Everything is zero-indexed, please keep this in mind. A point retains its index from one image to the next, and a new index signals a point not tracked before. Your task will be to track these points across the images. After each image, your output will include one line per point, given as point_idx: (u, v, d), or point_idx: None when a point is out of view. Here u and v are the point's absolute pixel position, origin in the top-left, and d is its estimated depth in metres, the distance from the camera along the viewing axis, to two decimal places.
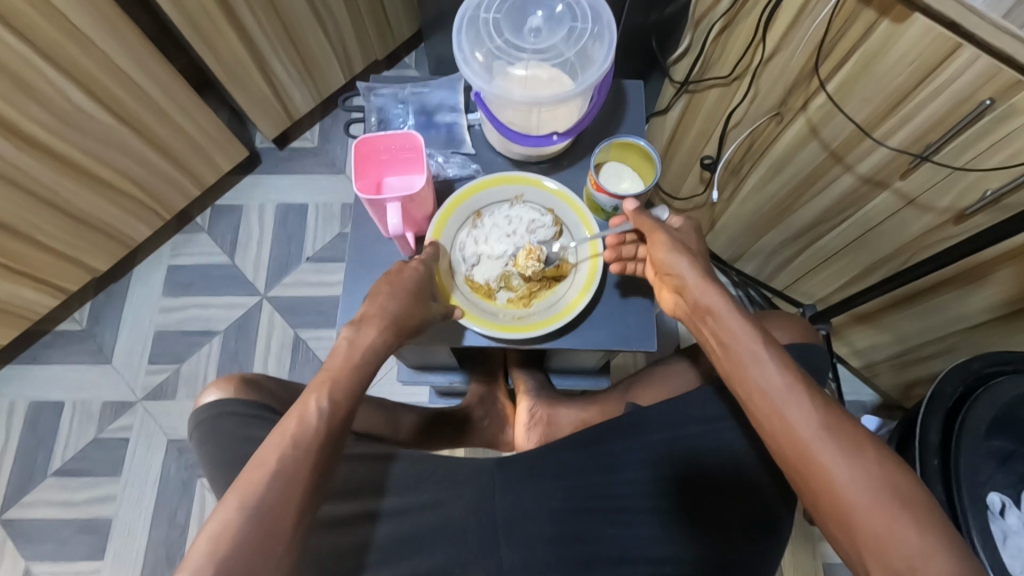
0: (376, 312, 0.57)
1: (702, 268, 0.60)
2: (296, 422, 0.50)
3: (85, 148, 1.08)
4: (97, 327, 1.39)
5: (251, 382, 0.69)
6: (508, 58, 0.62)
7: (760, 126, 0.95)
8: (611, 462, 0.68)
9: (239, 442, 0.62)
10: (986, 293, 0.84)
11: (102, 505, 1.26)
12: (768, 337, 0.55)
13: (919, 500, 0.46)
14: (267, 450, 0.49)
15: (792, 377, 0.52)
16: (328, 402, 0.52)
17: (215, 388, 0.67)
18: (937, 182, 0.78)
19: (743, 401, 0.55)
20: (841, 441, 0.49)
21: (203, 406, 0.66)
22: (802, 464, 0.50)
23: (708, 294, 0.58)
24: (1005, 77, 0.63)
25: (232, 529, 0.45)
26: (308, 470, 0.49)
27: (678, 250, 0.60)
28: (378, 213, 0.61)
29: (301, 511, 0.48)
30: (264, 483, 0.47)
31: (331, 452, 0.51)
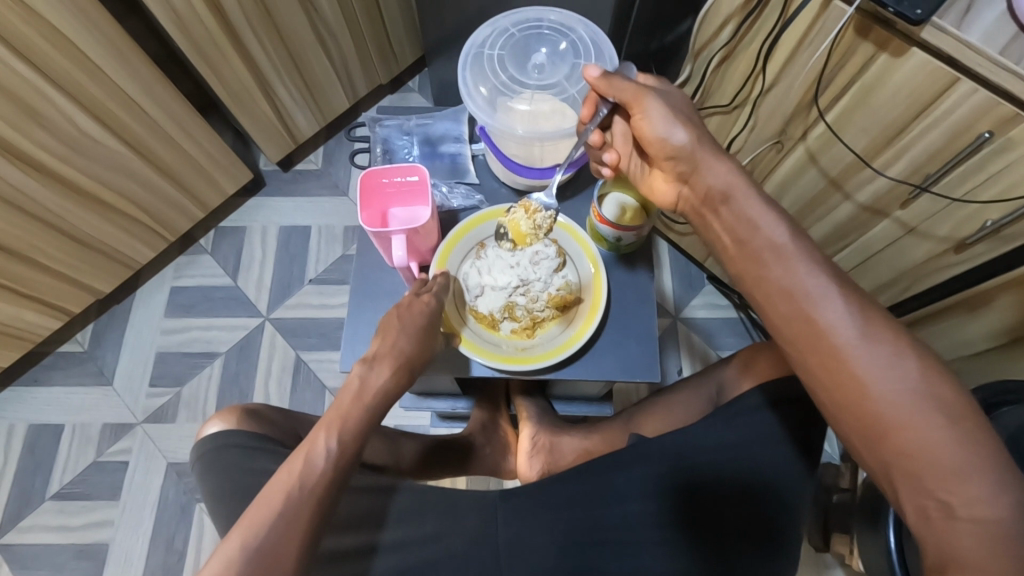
0: (388, 351, 0.58)
1: (709, 147, 0.56)
2: (303, 461, 0.50)
3: (91, 172, 1.09)
4: (98, 349, 1.39)
5: (254, 413, 0.70)
6: (511, 94, 0.64)
7: (760, 153, 0.96)
8: (612, 494, 0.68)
9: (240, 475, 0.62)
10: (985, 320, 0.84)
11: (100, 529, 1.25)
12: (794, 232, 0.51)
13: (963, 410, 0.43)
14: (273, 490, 0.48)
15: (822, 275, 0.48)
16: (337, 441, 0.51)
17: (218, 420, 0.68)
18: (936, 213, 0.79)
19: (763, 307, 0.51)
20: (874, 345, 0.45)
21: (206, 438, 0.67)
22: (830, 373, 0.47)
23: (719, 181, 0.54)
24: (1003, 111, 0.64)
25: (232, 565, 0.45)
26: (312, 511, 0.48)
27: (672, 124, 0.56)
28: (384, 244, 0.61)
29: (302, 554, 0.47)
30: (267, 523, 0.47)
31: (336, 492, 0.51)
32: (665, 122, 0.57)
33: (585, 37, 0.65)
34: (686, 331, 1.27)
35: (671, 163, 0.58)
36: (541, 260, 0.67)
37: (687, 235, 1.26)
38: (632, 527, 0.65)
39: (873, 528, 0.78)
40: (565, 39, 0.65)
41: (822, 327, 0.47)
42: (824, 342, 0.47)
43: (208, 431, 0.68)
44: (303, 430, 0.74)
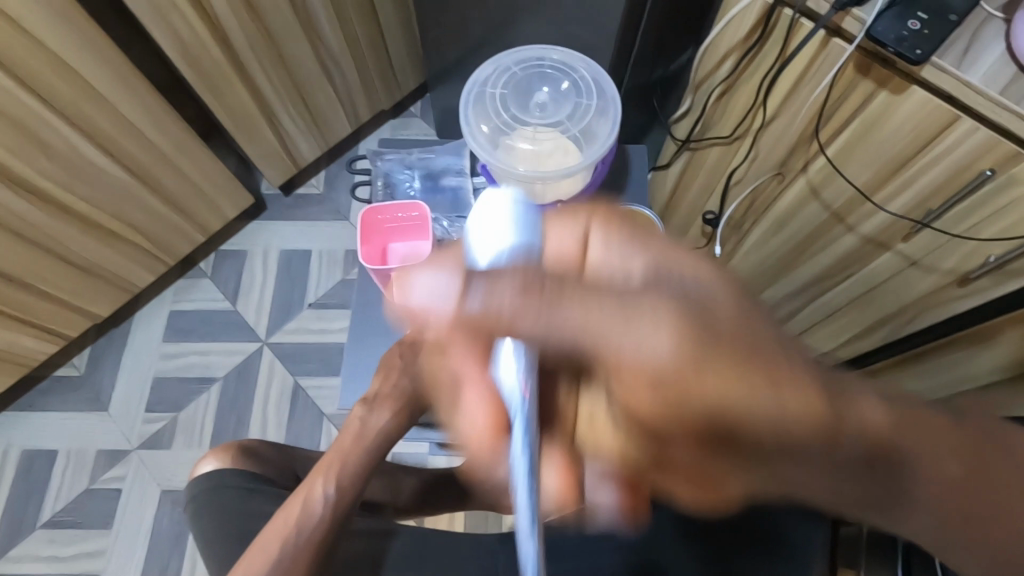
0: (388, 391, 0.58)
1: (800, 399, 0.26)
2: (300, 507, 0.49)
3: (93, 199, 1.10)
4: (95, 374, 1.38)
5: (249, 451, 0.69)
6: (511, 132, 0.64)
7: (762, 184, 0.95)
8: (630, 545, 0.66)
9: (233, 516, 0.60)
10: (992, 355, 0.85)
11: (91, 559, 1.22)
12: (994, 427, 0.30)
13: None
14: (268, 538, 0.47)
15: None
16: (335, 487, 0.51)
17: (213, 457, 0.67)
18: (938, 246, 0.79)
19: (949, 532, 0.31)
20: None
21: (200, 477, 0.65)
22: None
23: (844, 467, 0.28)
24: (1005, 149, 0.64)
25: None
26: (308, 561, 0.47)
27: (661, 343, 0.26)
28: (383, 281, 0.61)
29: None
30: (263, 573, 0.46)
31: (334, 540, 0.50)
32: (658, 358, 0.27)
33: (586, 77, 0.64)
34: None
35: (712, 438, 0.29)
36: None
37: None
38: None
39: None
40: (567, 78, 0.65)
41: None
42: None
43: (202, 470, 0.67)
44: (299, 467, 0.72)
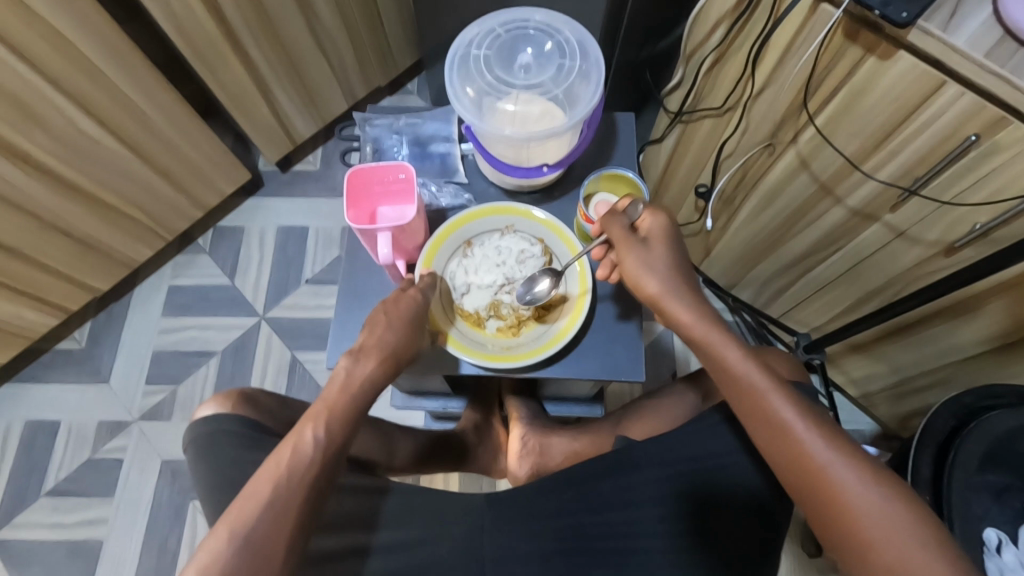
0: (373, 345, 0.58)
1: (666, 269, 0.60)
2: (290, 451, 0.50)
3: (90, 174, 1.10)
4: (95, 348, 1.39)
5: (249, 399, 0.71)
6: (498, 94, 0.63)
7: (752, 156, 0.95)
8: (616, 501, 0.68)
9: (229, 463, 0.62)
10: (979, 325, 0.85)
11: (94, 528, 1.25)
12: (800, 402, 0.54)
13: (904, 518, 0.47)
14: (259, 481, 0.49)
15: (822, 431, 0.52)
16: (324, 431, 0.52)
17: (213, 404, 0.68)
18: (925, 216, 0.79)
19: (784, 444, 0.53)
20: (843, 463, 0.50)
21: (199, 421, 0.67)
22: (805, 475, 0.51)
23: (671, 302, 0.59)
24: (989, 114, 0.64)
25: (221, 560, 0.46)
26: (299, 503, 0.49)
27: (649, 269, 0.59)
28: (370, 242, 0.62)
29: (291, 548, 0.48)
30: (255, 516, 0.48)
31: (323, 484, 0.51)
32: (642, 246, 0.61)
33: (570, 39, 0.64)
34: None
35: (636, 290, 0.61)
36: (527, 259, 0.67)
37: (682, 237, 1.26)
38: (636, 530, 0.66)
39: None
40: (551, 39, 0.64)
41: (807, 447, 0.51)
42: (804, 463, 0.51)
43: (202, 414, 0.69)
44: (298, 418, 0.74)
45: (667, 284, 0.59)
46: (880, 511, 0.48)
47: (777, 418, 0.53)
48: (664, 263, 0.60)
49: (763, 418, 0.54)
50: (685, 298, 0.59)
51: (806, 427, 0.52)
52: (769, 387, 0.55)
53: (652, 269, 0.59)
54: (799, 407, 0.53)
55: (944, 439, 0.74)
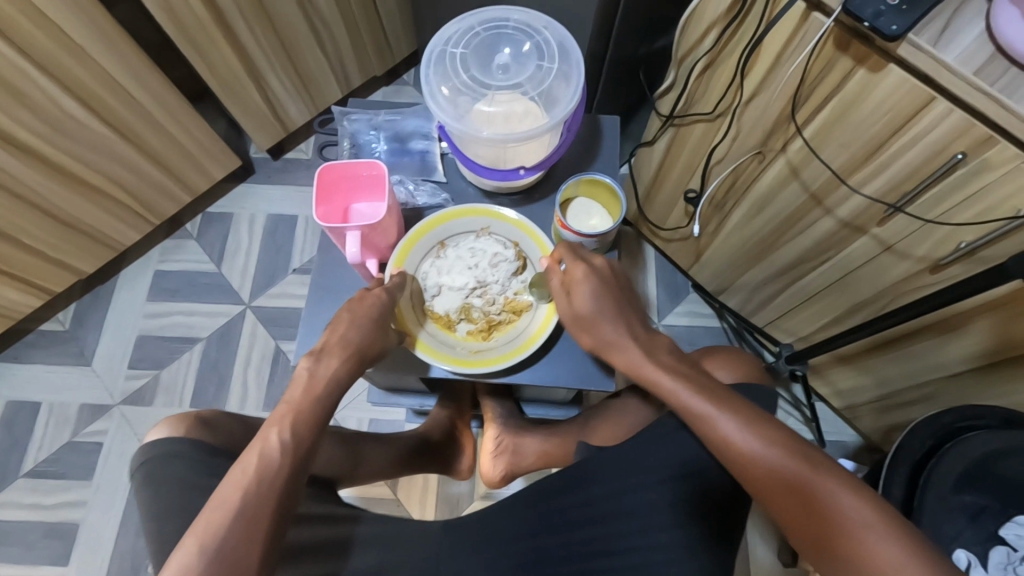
0: (336, 342, 0.57)
1: (609, 317, 0.60)
2: (257, 457, 0.49)
3: (75, 154, 1.09)
4: (79, 329, 1.39)
5: (204, 423, 0.70)
6: (473, 94, 0.61)
7: (742, 163, 0.94)
8: (609, 512, 0.68)
9: (181, 486, 0.62)
10: (963, 343, 0.84)
11: (72, 510, 1.25)
12: (742, 410, 0.56)
13: (868, 507, 0.49)
14: (227, 491, 0.48)
15: (771, 441, 0.54)
16: (291, 434, 0.51)
17: (163, 429, 0.67)
18: (912, 232, 0.78)
19: (737, 465, 0.54)
20: (799, 468, 0.52)
21: (150, 444, 0.66)
22: (771, 486, 0.53)
23: (616, 339, 0.60)
24: (977, 132, 0.63)
25: (191, 575, 0.44)
26: (271, 507, 0.48)
27: (593, 322, 0.61)
28: (339, 240, 0.61)
29: (265, 554, 0.48)
30: (225, 524, 0.47)
31: (294, 486, 0.51)
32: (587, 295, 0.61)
33: (550, 40, 0.62)
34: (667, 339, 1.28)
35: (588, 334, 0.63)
36: (500, 263, 0.66)
37: (672, 241, 1.25)
38: (640, 545, 0.66)
39: None
40: (530, 40, 0.62)
41: (759, 463, 0.53)
42: (765, 475, 0.53)
43: (152, 437, 0.68)
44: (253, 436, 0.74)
45: (603, 337, 0.61)
46: (847, 508, 0.50)
47: (728, 441, 0.55)
48: (598, 313, 0.60)
49: (717, 443, 0.55)
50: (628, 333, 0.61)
51: (753, 438, 0.54)
52: (713, 408, 0.56)
53: (597, 317, 0.60)
54: (741, 420, 0.55)
55: (920, 457, 0.73)
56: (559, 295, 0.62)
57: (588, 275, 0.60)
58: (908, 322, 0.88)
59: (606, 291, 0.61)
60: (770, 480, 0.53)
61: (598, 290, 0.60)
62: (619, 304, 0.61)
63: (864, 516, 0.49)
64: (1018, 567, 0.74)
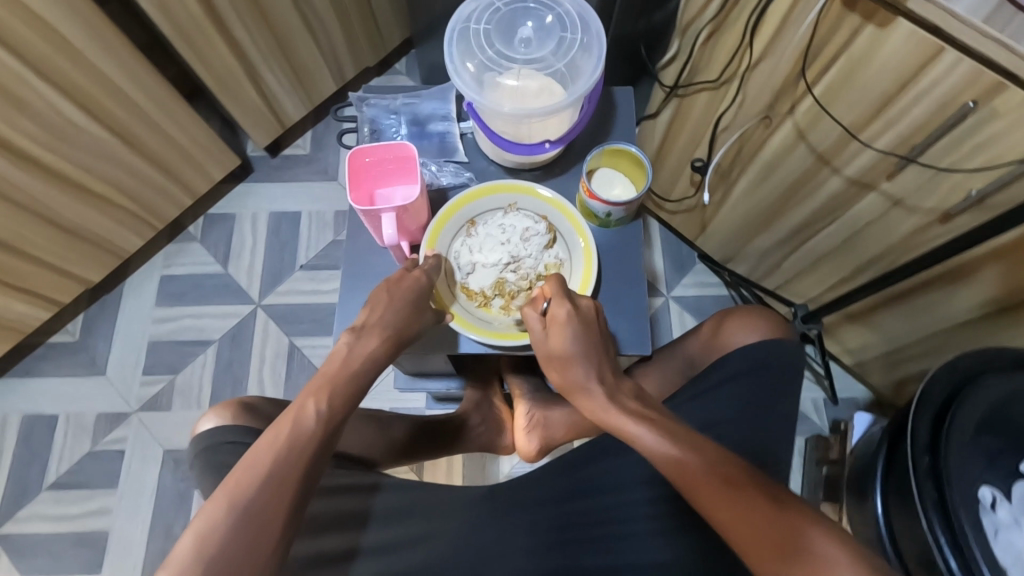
0: (375, 323, 0.58)
1: (579, 355, 0.59)
2: (292, 423, 0.51)
3: (75, 160, 1.08)
4: (90, 339, 1.38)
5: (248, 408, 0.72)
6: (498, 69, 0.62)
7: (749, 129, 0.95)
8: (604, 482, 0.73)
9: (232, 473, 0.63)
10: (972, 292, 0.87)
11: (98, 518, 1.25)
12: (699, 445, 0.53)
13: (831, 541, 0.46)
14: (261, 453, 0.49)
15: (730, 475, 0.50)
16: (327, 405, 0.52)
17: (214, 416, 0.69)
18: (922, 184, 0.80)
19: (693, 498, 0.51)
20: (761, 501, 0.49)
21: (202, 434, 0.68)
22: (727, 517, 0.49)
23: (579, 374, 0.59)
24: (987, 80, 0.65)
25: (218, 532, 0.45)
26: (298, 477, 0.49)
27: (566, 357, 0.60)
28: (374, 224, 0.61)
29: (289, 522, 0.48)
30: (255, 488, 0.47)
31: (322, 459, 0.51)
32: (568, 333, 0.60)
33: (571, 12, 0.63)
34: (677, 310, 1.30)
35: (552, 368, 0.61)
36: (531, 237, 0.67)
37: (678, 212, 1.26)
38: (644, 510, 0.70)
39: (860, 500, 0.87)
40: (550, 13, 0.63)
41: (713, 491, 0.50)
42: (719, 505, 0.49)
43: (203, 427, 0.70)
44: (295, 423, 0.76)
45: (572, 375, 0.59)
46: (810, 538, 0.46)
47: (684, 467, 0.51)
48: (574, 354, 0.60)
49: (672, 474, 0.52)
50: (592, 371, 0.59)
51: (710, 472, 0.51)
52: (663, 434, 0.54)
53: (569, 353, 0.60)
54: (698, 451, 0.52)
55: (941, 405, 0.74)
56: (536, 331, 0.62)
57: (573, 317, 0.60)
58: (919, 275, 0.90)
59: (581, 332, 0.60)
60: (734, 513, 0.48)
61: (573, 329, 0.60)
62: (593, 347, 0.60)
63: (827, 551, 0.45)
64: None
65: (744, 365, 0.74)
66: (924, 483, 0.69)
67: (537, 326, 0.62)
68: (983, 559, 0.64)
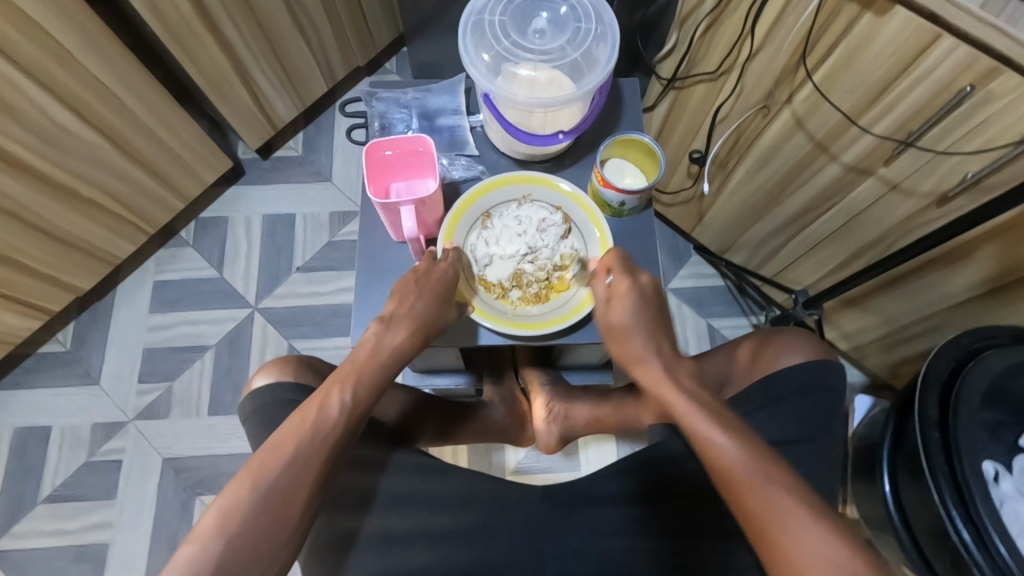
0: (404, 314, 0.59)
1: (642, 329, 0.61)
2: (317, 411, 0.53)
3: (67, 166, 1.05)
4: (82, 349, 1.35)
5: (301, 367, 0.72)
6: (514, 60, 0.62)
7: (747, 119, 0.96)
8: (585, 493, 0.71)
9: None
10: (968, 272, 0.89)
11: (97, 531, 1.22)
12: (738, 428, 0.54)
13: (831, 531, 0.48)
14: (287, 437, 0.52)
15: (759, 460, 0.52)
16: (352, 395, 0.55)
17: (267, 374, 0.70)
18: (918, 169, 0.82)
19: (717, 473, 0.53)
20: (781, 486, 0.51)
21: (257, 391, 0.69)
22: (741, 496, 0.51)
23: (634, 346, 0.60)
24: (983, 65, 0.67)
25: (242, 508, 0.48)
26: (321, 463, 0.52)
27: (625, 330, 0.61)
28: (392, 217, 0.61)
29: (309, 504, 0.50)
30: (280, 470, 0.50)
31: (344, 447, 0.54)
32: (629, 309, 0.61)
33: (584, 3, 0.64)
34: (676, 302, 1.32)
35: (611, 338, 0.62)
36: (548, 228, 0.67)
37: (674, 204, 1.28)
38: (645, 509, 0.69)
39: (867, 479, 0.89)
40: (564, 3, 0.63)
41: (739, 469, 0.52)
42: (739, 483, 0.51)
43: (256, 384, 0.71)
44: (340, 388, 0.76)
45: (631, 345, 0.61)
46: (810, 524, 0.49)
47: (723, 462, 0.52)
48: (634, 328, 0.61)
49: (711, 464, 0.53)
50: (651, 345, 0.60)
51: (741, 454, 0.52)
52: (714, 426, 0.54)
53: (631, 327, 0.61)
54: (737, 434, 0.54)
55: (947, 377, 0.76)
56: (600, 303, 0.63)
57: (635, 290, 0.62)
58: (916, 257, 0.92)
59: (645, 308, 0.61)
60: (753, 494, 0.51)
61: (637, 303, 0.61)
62: (656, 323, 0.61)
63: (824, 539, 0.48)
64: None
65: (802, 383, 0.75)
66: (935, 455, 0.71)
67: (605, 295, 0.63)
68: (992, 527, 0.66)
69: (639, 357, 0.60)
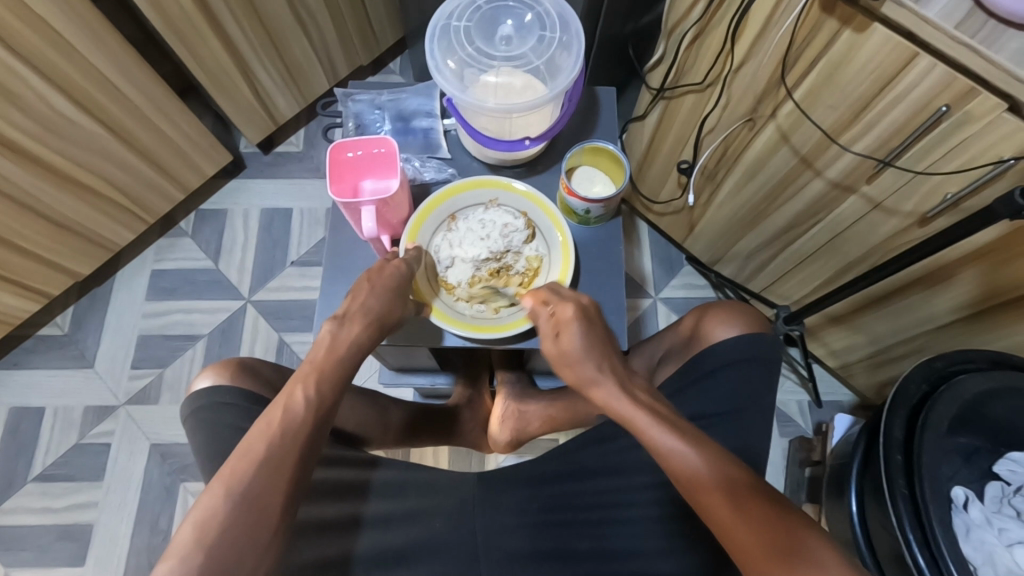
0: (358, 310, 0.60)
1: (594, 348, 0.59)
2: (282, 411, 0.53)
3: (67, 154, 1.08)
4: (79, 333, 1.38)
5: (247, 368, 0.75)
6: (479, 66, 0.63)
7: (734, 131, 0.96)
8: (609, 467, 0.73)
9: (232, 434, 0.67)
10: (950, 294, 0.88)
11: (84, 511, 1.25)
12: (700, 436, 0.53)
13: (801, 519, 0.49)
14: (254, 439, 0.52)
15: (725, 467, 0.51)
16: (315, 391, 0.55)
17: (211, 375, 0.72)
18: (901, 187, 0.81)
19: (688, 491, 0.51)
20: (748, 491, 0.50)
21: (199, 392, 0.71)
22: (717, 509, 0.50)
23: (591, 368, 0.58)
24: (960, 85, 0.66)
25: (219, 515, 0.48)
26: (294, 460, 0.52)
27: (584, 349, 0.59)
28: (354, 216, 0.62)
29: (286, 504, 0.51)
30: (252, 471, 0.50)
31: (315, 442, 0.54)
32: (580, 334, 0.59)
33: (551, 11, 0.65)
34: (665, 311, 1.31)
35: (568, 368, 0.59)
36: (511, 233, 0.69)
37: (664, 213, 1.28)
38: (641, 504, 0.70)
39: (839, 498, 0.88)
40: (530, 11, 0.65)
41: (710, 479, 0.51)
42: (710, 493, 0.50)
43: (199, 385, 0.73)
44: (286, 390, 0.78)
45: (588, 370, 0.58)
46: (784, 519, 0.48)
47: (693, 474, 0.51)
48: (584, 351, 0.59)
49: (681, 480, 0.51)
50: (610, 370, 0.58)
51: (708, 461, 0.51)
52: (675, 436, 0.53)
53: (586, 349, 0.59)
54: (699, 440, 0.53)
55: (917, 400, 0.75)
56: (547, 334, 0.61)
57: (579, 313, 0.61)
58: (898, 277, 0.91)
59: (596, 330, 0.61)
60: (729, 505, 0.49)
61: (585, 328, 0.60)
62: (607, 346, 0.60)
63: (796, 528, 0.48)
64: (1011, 499, 0.80)
65: (731, 365, 0.76)
66: (896, 478, 0.71)
67: (552, 324, 0.61)
68: (953, 561, 0.66)
69: (602, 380, 0.57)
